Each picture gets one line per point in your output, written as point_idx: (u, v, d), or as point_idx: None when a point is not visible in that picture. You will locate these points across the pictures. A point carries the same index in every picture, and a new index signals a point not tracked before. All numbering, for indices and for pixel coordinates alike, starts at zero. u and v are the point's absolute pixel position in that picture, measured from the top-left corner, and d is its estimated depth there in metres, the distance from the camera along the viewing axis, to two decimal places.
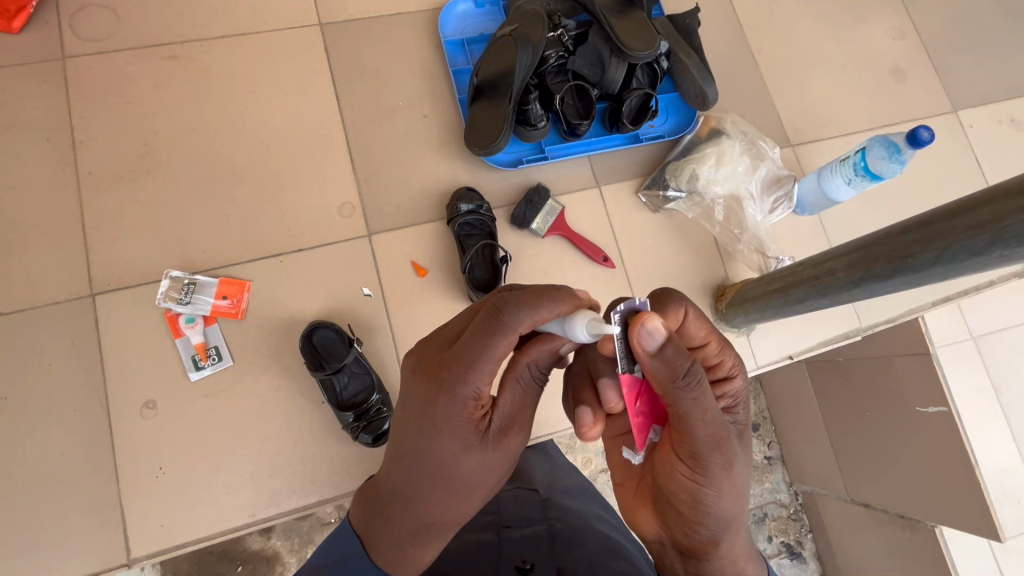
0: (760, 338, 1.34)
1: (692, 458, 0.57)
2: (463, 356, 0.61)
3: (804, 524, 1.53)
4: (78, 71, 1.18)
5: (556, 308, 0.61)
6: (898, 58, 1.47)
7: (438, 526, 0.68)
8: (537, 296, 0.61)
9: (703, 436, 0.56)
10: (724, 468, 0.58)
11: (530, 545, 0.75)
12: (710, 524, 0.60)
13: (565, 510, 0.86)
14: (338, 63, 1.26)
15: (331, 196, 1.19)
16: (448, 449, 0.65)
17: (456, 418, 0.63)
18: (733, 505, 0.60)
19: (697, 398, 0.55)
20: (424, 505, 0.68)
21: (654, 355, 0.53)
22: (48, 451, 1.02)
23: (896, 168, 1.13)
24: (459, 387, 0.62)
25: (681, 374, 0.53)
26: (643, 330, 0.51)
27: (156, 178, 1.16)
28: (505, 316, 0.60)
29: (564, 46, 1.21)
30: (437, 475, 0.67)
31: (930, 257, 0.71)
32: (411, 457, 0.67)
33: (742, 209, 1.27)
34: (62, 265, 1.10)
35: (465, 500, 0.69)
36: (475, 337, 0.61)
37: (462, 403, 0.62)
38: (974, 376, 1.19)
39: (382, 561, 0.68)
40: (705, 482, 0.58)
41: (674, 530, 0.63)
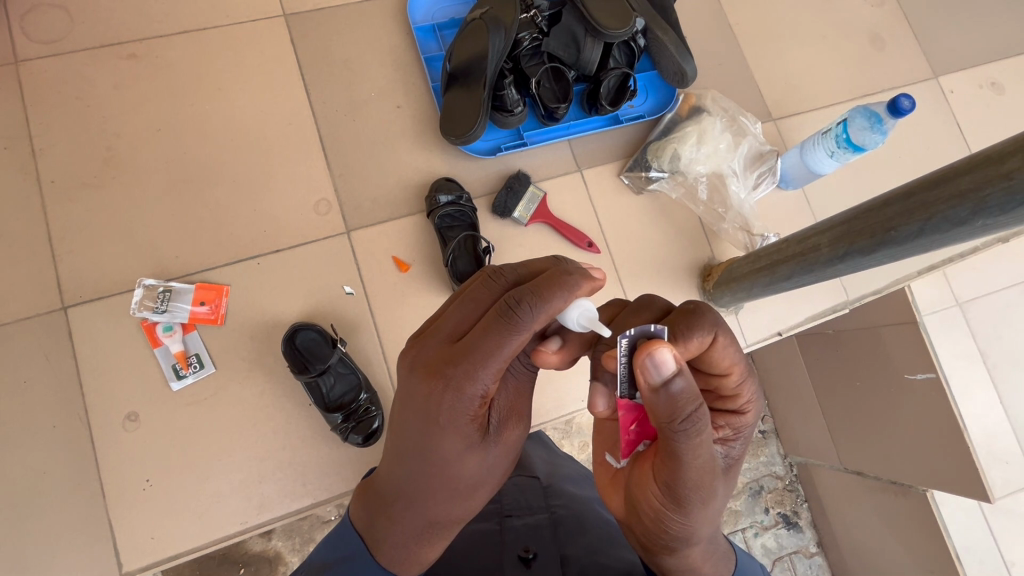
0: (748, 316, 1.34)
1: (668, 486, 0.56)
2: (475, 349, 0.58)
3: (800, 494, 1.55)
4: (33, 74, 1.13)
5: (569, 295, 0.60)
6: (878, 25, 1.45)
7: (443, 523, 0.66)
8: (548, 285, 0.59)
9: (687, 474, 0.54)
10: (699, 505, 0.57)
11: (532, 533, 0.79)
12: (671, 538, 0.59)
13: (568, 497, 0.89)
14: (305, 55, 1.22)
15: (306, 193, 1.16)
16: (453, 450, 0.62)
17: (463, 415, 0.60)
18: (698, 532, 0.59)
19: (690, 442, 0.52)
20: (429, 505, 0.65)
21: (655, 390, 0.51)
22: (30, 469, 1.00)
23: (879, 138, 1.11)
24: (469, 383, 0.58)
25: (680, 416, 0.51)
26: (650, 360, 0.50)
27: (123, 183, 1.12)
28: (517, 312, 0.58)
29: (538, 27, 1.19)
30: (442, 475, 0.64)
31: (913, 230, 0.70)
32: (414, 460, 0.63)
33: (726, 186, 1.25)
34: (31, 278, 1.06)
35: (470, 496, 0.67)
36: (488, 329, 0.58)
37: (471, 399, 0.59)
38: (961, 342, 1.20)
39: (387, 561, 0.66)
40: (675, 510, 0.57)
41: (636, 523, 0.63)
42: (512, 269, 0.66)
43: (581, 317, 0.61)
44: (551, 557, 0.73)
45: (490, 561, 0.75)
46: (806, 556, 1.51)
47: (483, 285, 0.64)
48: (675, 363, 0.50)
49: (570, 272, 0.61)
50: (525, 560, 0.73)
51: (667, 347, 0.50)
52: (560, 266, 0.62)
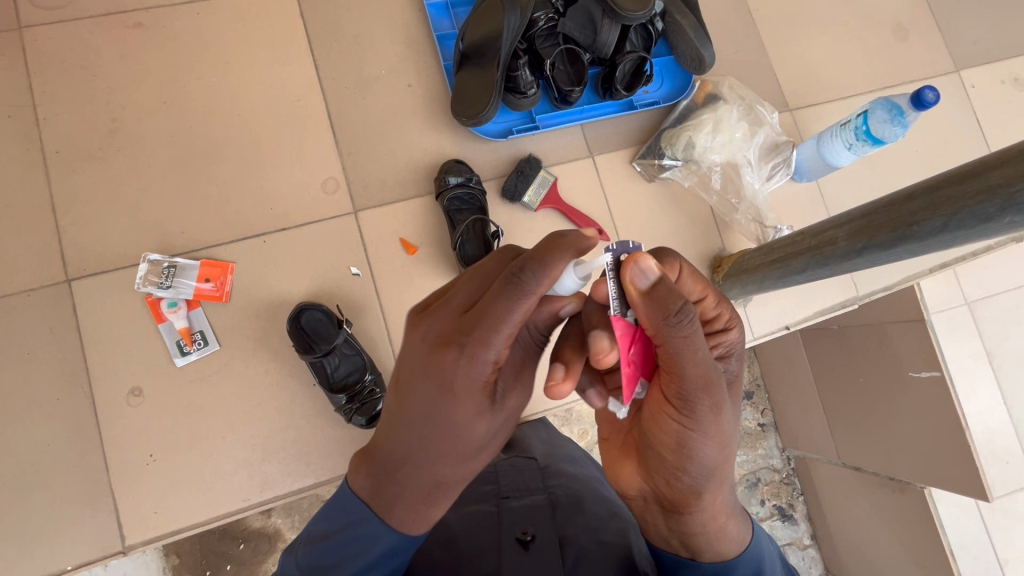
0: (759, 309, 1.29)
1: (680, 402, 0.56)
2: (485, 319, 0.58)
3: (796, 487, 1.55)
4: (37, 41, 1.10)
5: (567, 259, 0.59)
6: (901, 15, 1.41)
7: (449, 492, 0.65)
8: (550, 249, 0.58)
9: (691, 378, 0.54)
10: (712, 414, 0.55)
11: (531, 514, 0.79)
12: (691, 477, 0.58)
13: (567, 477, 0.89)
14: (315, 29, 1.19)
15: (313, 172, 1.15)
16: (464, 417, 0.61)
17: (475, 382, 0.60)
18: (717, 454, 0.57)
19: (688, 337, 0.53)
20: (437, 470, 0.63)
21: (646, 295, 0.54)
22: (32, 441, 1.00)
23: (899, 131, 1.09)
24: (479, 350, 0.59)
25: (673, 312, 0.52)
26: (637, 268, 0.53)
27: (128, 156, 1.10)
28: (524, 280, 0.57)
29: (553, 7, 1.15)
30: (448, 441, 0.62)
31: (937, 225, 0.69)
32: (424, 427, 0.62)
33: (740, 176, 1.23)
34: (34, 250, 1.05)
35: (475, 465, 0.66)
36: (495, 297, 0.58)
37: (481, 366, 0.59)
38: (967, 341, 1.20)
39: (396, 523, 0.64)
40: (692, 427, 0.56)
41: (658, 480, 0.60)
42: (512, 247, 0.66)
43: (579, 267, 0.63)
44: (549, 539, 0.74)
45: (486, 542, 0.75)
46: (800, 548, 1.53)
47: (487, 260, 0.64)
48: (659, 267, 0.54)
49: (566, 234, 0.60)
50: (523, 542, 0.74)
51: (649, 254, 0.54)
52: (556, 231, 0.60)
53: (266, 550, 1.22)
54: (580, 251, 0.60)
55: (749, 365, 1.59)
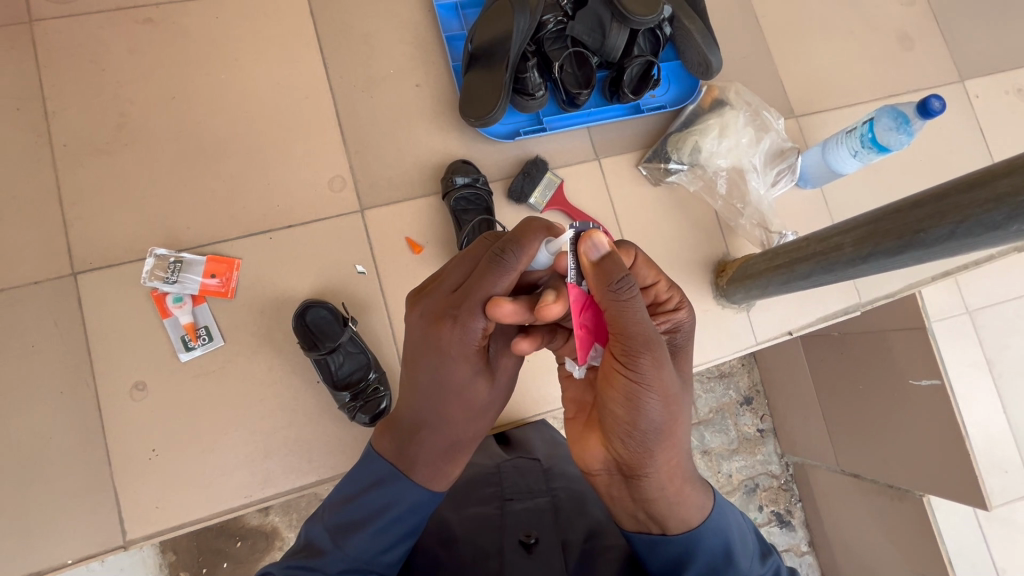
0: (762, 313, 1.27)
1: (626, 364, 0.58)
2: (473, 293, 0.65)
3: (794, 493, 1.55)
4: (47, 35, 1.10)
5: (540, 240, 0.65)
6: (906, 24, 1.42)
7: (463, 444, 0.73)
8: (524, 231, 0.64)
9: (634, 338, 0.57)
10: (655, 373, 0.58)
11: (534, 517, 0.79)
12: (642, 438, 0.60)
13: (568, 479, 0.90)
14: (324, 28, 1.20)
15: (320, 170, 1.15)
16: (464, 378, 0.69)
17: (468, 348, 0.67)
18: (664, 413, 0.59)
19: (630, 303, 0.57)
20: (450, 428, 0.72)
21: (596, 266, 0.58)
22: (34, 434, 1.00)
23: (904, 140, 1.09)
24: (470, 321, 0.66)
25: (614, 280, 0.56)
26: (590, 242, 0.58)
27: (136, 150, 1.10)
28: (504, 259, 0.64)
29: (563, 10, 1.16)
30: (456, 401, 0.71)
31: (944, 232, 0.69)
32: (433, 389, 0.70)
33: (746, 182, 1.23)
34: (40, 243, 1.05)
35: (483, 419, 0.74)
36: (479, 275, 0.65)
37: (473, 335, 0.67)
38: (969, 350, 1.20)
39: (420, 478, 0.72)
40: (639, 387, 0.58)
41: (615, 446, 0.63)
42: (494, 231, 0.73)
43: (552, 243, 0.65)
44: (553, 543, 0.74)
45: (490, 546, 0.74)
46: (797, 555, 1.52)
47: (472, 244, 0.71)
48: (609, 243, 0.59)
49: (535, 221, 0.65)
50: (526, 545, 0.73)
51: (600, 231, 0.59)
52: (530, 215, 0.66)
53: (263, 548, 1.22)
54: (550, 231, 0.65)
55: (749, 370, 1.58)
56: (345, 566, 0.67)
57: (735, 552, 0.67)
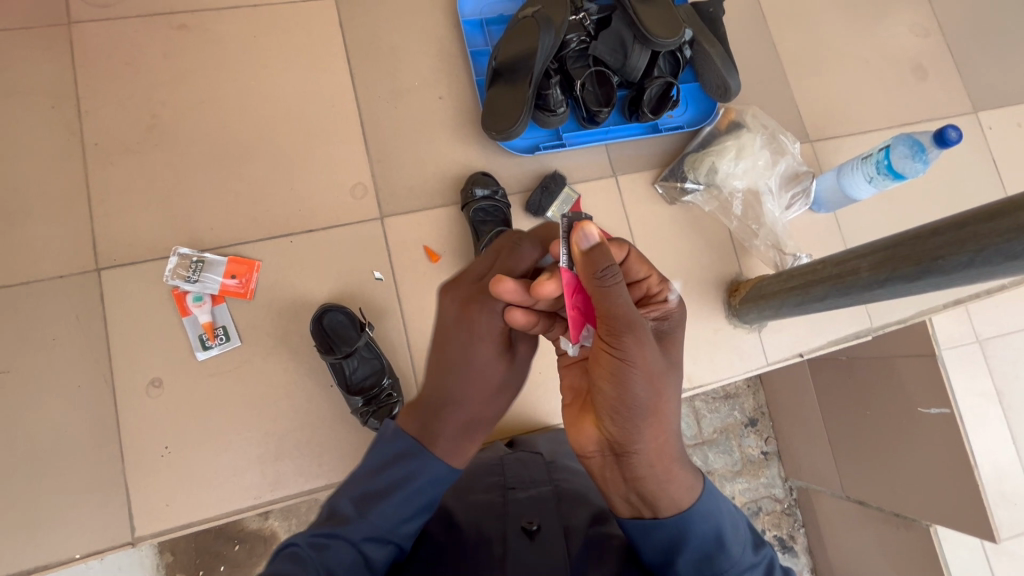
0: (773, 334, 1.27)
1: (610, 342, 0.59)
2: (496, 279, 0.72)
3: (797, 519, 1.53)
4: (85, 37, 1.14)
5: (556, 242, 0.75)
6: (921, 55, 1.44)
7: (482, 424, 0.74)
8: (544, 233, 0.75)
9: (616, 318, 0.58)
10: (637, 349, 0.58)
11: (536, 506, 0.79)
12: (629, 414, 0.61)
13: (571, 474, 0.89)
14: (353, 39, 1.23)
15: (343, 176, 1.17)
16: (484, 356, 0.73)
17: (492, 327, 0.73)
18: (649, 389, 0.60)
19: (613, 286, 0.58)
20: (470, 406, 0.73)
21: (585, 255, 0.59)
22: (49, 426, 1.01)
23: (920, 168, 1.10)
24: (494, 302, 0.72)
25: (600, 267, 0.58)
26: (581, 233, 0.59)
27: (164, 151, 1.13)
28: (525, 250, 0.73)
29: (586, 30, 1.18)
30: (476, 380, 0.73)
31: (962, 260, 0.70)
32: (456, 368, 0.73)
33: (760, 204, 1.24)
34: (66, 238, 1.07)
35: (499, 403, 0.76)
36: (501, 264, 0.74)
37: (497, 315, 0.73)
38: (978, 379, 1.21)
39: (441, 454, 0.71)
40: (624, 363, 0.59)
41: (606, 426, 0.63)
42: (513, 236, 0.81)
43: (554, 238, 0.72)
44: (555, 530, 0.74)
45: (493, 533, 0.74)
46: None
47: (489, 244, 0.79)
48: (600, 235, 0.60)
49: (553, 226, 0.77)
50: (529, 531, 0.73)
51: (592, 223, 0.60)
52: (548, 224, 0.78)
53: (261, 552, 1.21)
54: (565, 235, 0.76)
55: (754, 392, 1.57)
56: (366, 535, 0.66)
57: (727, 539, 0.65)
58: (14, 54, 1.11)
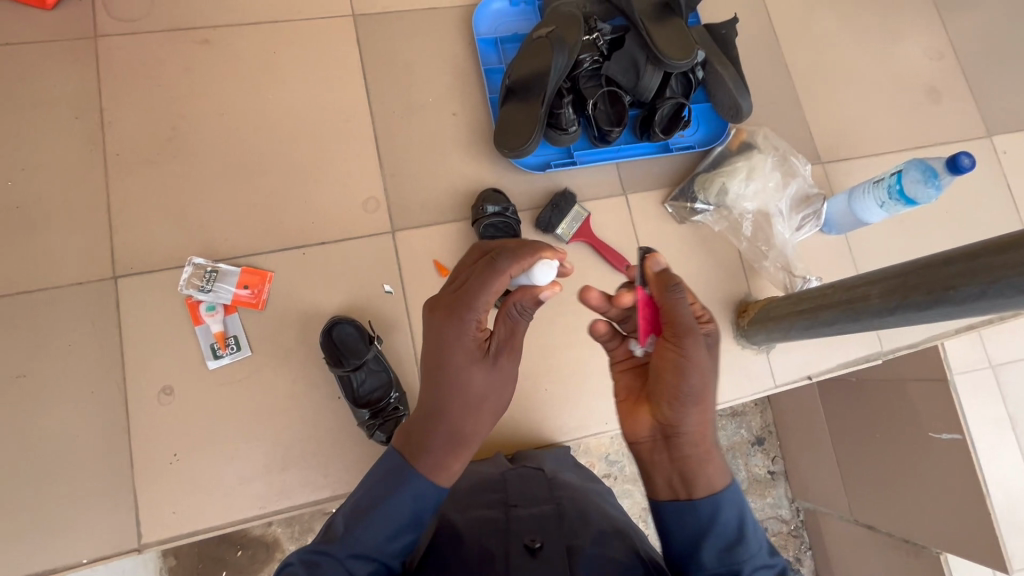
0: (782, 356, 1.26)
1: (676, 340, 0.67)
2: (468, 289, 0.71)
3: (804, 541, 1.51)
4: (109, 50, 1.17)
5: (537, 258, 0.74)
6: (935, 79, 1.44)
7: (462, 438, 0.71)
8: (522, 247, 0.73)
9: (682, 322, 0.67)
10: (694, 345, 0.66)
11: (539, 523, 0.77)
12: (683, 400, 0.66)
13: (573, 490, 0.88)
14: (369, 55, 1.25)
15: (356, 190, 1.19)
16: (457, 366, 0.71)
17: (463, 339, 0.72)
18: (703, 381, 0.66)
19: (681, 298, 0.68)
20: (448, 418, 0.71)
21: (658, 275, 0.70)
22: (62, 431, 1.02)
23: (932, 193, 1.11)
24: (462, 314, 0.71)
25: (671, 283, 0.69)
26: (655, 260, 0.71)
27: (183, 162, 1.15)
28: (498, 263, 0.72)
29: (599, 50, 1.19)
30: (452, 392, 0.71)
31: (975, 291, 0.70)
32: (432, 379, 0.73)
33: (771, 226, 1.25)
34: (85, 246, 1.09)
35: (480, 415, 0.72)
36: (477, 276, 0.72)
37: (467, 326, 0.71)
38: (990, 406, 1.20)
39: (422, 469, 0.71)
40: (686, 358, 0.66)
41: (661, 410, 0.68)
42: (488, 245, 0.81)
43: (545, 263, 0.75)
44: (557, 547, 0.72)
45: (495, 550, 0.73)
46: None
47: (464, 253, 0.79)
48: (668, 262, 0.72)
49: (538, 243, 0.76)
50: (531, 549, 0.71)
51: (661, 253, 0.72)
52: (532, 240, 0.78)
53: (263, 559, 1.22)
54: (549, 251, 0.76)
55: (762, 411, 1.55)
56: (354, 552, 0.68)
57: (752, 529, 0.66)
58: (41, 66, 1.14)
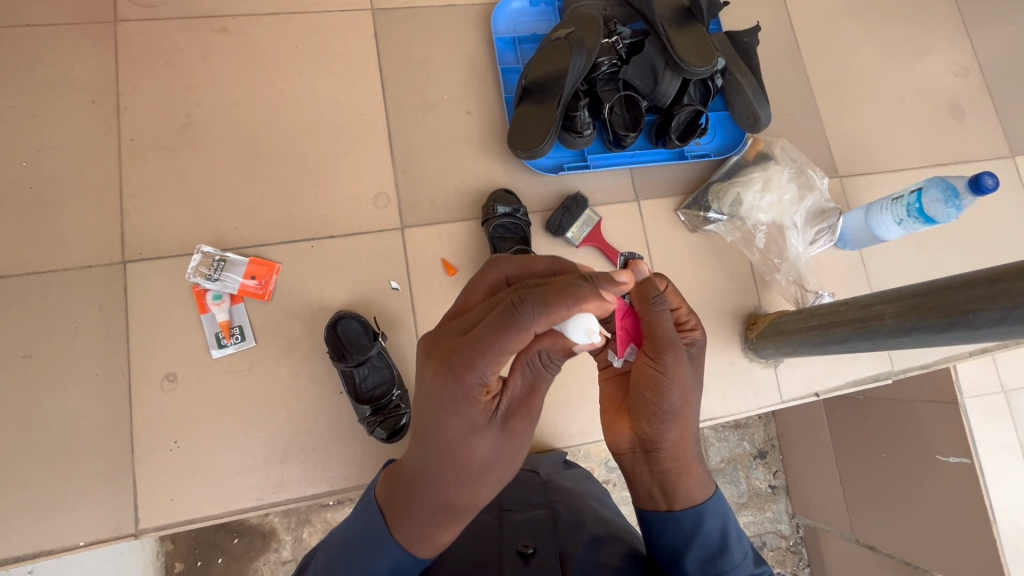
0: (789, 370, 1.25)
1: (654, 355, 0.65)
2: (477, 346, 0.55)
3: (803, 557, 1.49)
4: (128, 36, 1.17)
5: (576, 310, 0.55)
6: (959, 95, 1.42)
7: (455, 509, 0.62)
8: (555, 291, 0.55)
9: (661, 336, 0.64)
10: (674, 361, 0.64)
11: (532, 528, 0.76)
12: (662, 416, 0.65)
13: (568, 493, 0.88)
14: (386, 50, 1.25)
15: (368, 185, 1.18)
16: (456, 433, 0.59)
17: (465, 404, 0.57)
18: (681, 397, 0.64)
19: (660, 312, 0.65)
20: (441, 486, 0.62)
21: (638, 285, 0.66)
22: (65, 413, 1.03)
23: (953, 213, 1.08)
24: (465, 374, 0.56)
25: (652, 296, 0.65)
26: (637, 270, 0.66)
27: (196, 150, 1.15)
28: (519, 313, 0.54)
29: (618, 54, 1.18)
30: (447, 459, 0.60)
31: (994, 316, 0.68)
32: (425, 440, 0.61)
33: (784, 238, 1.22)
34: (96, 229, 1.10)
35: (480, 485, 0.62)
36: (489, 326, 0.55)
37: (471, 389, 0.57)
38: (1003, 431, 1.15)
39: (402, 538, 0.64)
40: (664, 374, 0.64)
41: (640, 425, 0.66)
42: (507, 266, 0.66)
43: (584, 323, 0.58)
44: (551, 552, 0.71)
45: (489, 558, 0.72)
46: None
47: (475, 280, 0.66)
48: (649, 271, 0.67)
49: (581, 284, 0.56)
50: (524, 555, 0.70)
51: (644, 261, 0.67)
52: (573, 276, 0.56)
53: (259, 548, 1.22)
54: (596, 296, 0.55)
55: (765, 424, 1.53)
56: None
57: (733, 541, 0.66)
58: (60, 49, 1.15)
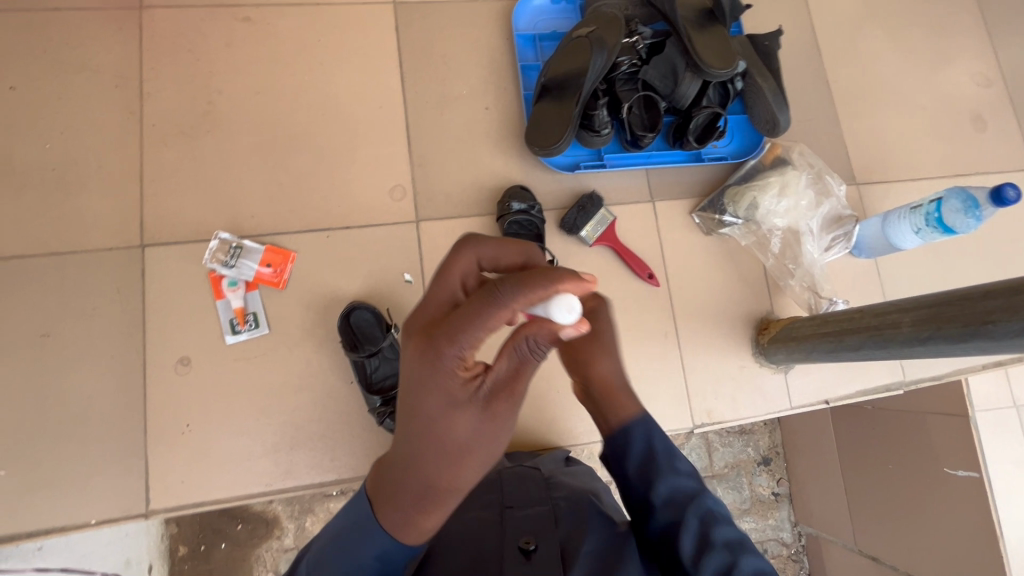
0: (799, 377, 1.24)
1: None
2: (454, 321, 0.53)
3: (803, 565, 1.49)
4: (153, 22, 1.18)
5: (553, 292, 0.53)
6: (981, 105, 1.40)
7: (437, 492, 0.58)
8: (534, 275, 0.53)
9: None
10: None
11: (534, 525, 0.75)
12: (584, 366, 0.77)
13: (570, 489, 0.87)
14: (407, 43, 1.25)
15: (384, 177, 1.19)
16: (435, 411, 0.55)
17: (442, 381, 0.54)
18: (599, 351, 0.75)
19: None
20: (422, 469, 0.58)
21: None
22: (79, 392, 1.04)
23: (973, 224, 1.06)
24: (442, 347, 0.54)
25: None
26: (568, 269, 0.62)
27: (216, 137, 1.16)
28: (496, 291, 0.52)
29: (638, 54, 1.17)
30: (427, 440, 0.56)
31: (1013, 329, 0.68)
32: (406, 420, 0.58)
33: (800, 244, 1.21)
34: (115, 212, 1.11)
35: (464, 469, 0.57)
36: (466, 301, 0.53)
37: (448, 365, 0.54)
38: (1014, 446, 1.14)
39: (388, 525, 0.62)
40: None
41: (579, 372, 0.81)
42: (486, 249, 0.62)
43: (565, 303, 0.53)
44: (552, 551, 0.71)
45: (490, 553, 0.72)
46: None
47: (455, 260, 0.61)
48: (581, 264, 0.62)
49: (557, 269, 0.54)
50: (525, 552, 0.70)
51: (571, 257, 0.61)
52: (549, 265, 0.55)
53: (263, 534, 1.23)
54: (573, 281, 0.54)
55: (771, 431, 1.53)
56: None
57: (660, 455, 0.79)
58: (86, 33, 1.16)
